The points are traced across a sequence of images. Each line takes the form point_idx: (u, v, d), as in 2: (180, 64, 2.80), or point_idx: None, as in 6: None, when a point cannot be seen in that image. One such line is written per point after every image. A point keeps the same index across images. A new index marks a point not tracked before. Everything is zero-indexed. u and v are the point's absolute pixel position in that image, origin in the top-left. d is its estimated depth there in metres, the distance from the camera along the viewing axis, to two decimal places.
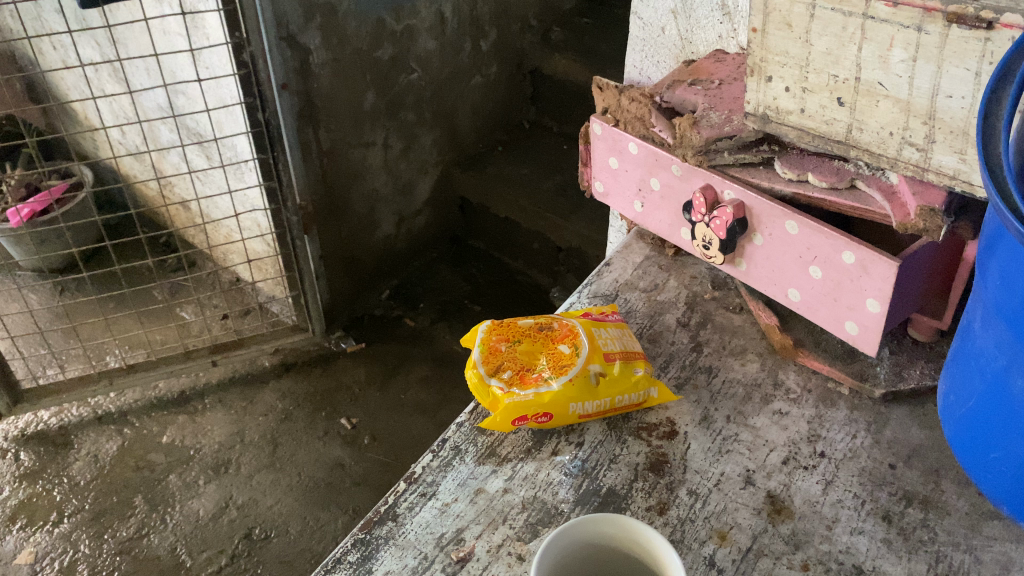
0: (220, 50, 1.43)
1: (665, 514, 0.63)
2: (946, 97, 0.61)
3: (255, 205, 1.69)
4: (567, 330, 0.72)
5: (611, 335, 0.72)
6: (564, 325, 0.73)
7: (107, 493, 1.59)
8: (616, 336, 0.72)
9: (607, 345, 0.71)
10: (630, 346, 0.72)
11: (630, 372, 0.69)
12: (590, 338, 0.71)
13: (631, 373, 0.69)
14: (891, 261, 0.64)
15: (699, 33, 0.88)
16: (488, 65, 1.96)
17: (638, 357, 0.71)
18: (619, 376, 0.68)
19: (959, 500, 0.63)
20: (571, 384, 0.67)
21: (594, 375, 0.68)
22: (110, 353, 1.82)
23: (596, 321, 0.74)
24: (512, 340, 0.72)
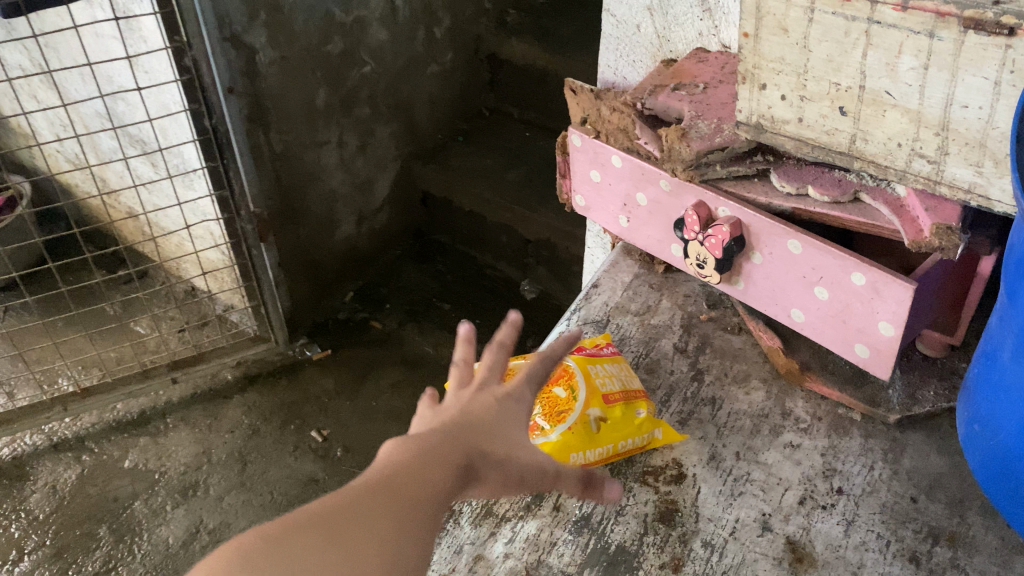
0: (160, 54, 1.34)
1: (680, 572, 0.58)
2: (961, 107, 0.55)
3: (208, 215, 1.61)
4: (562, 371, 0.68)
5: (609, 373, 0.68)
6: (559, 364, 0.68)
7: (69, 525, 1.51)
8: (614, 374, 0.68)
9: (606, 385, 0.66)
10: (629, 383, 0.68)
11: (632, 415, 0.65)
12: (587, 379, 0.66)
13: (633, 415, 0.65)
14: (907, 284, 0.59)
15: (678, 31, 0.83)
16: (443, 53, 1.88)
17: (640, 397, 0.67)
18: (621, 421, 0.65)
19: (987, 534, 0.59)
20: (570, 434, 0.63)
21: (595, 421, 0.64)
22: (62, 376, 1.73)
23: (592, 358, 0.69)
24: (504, 384, 0.67)
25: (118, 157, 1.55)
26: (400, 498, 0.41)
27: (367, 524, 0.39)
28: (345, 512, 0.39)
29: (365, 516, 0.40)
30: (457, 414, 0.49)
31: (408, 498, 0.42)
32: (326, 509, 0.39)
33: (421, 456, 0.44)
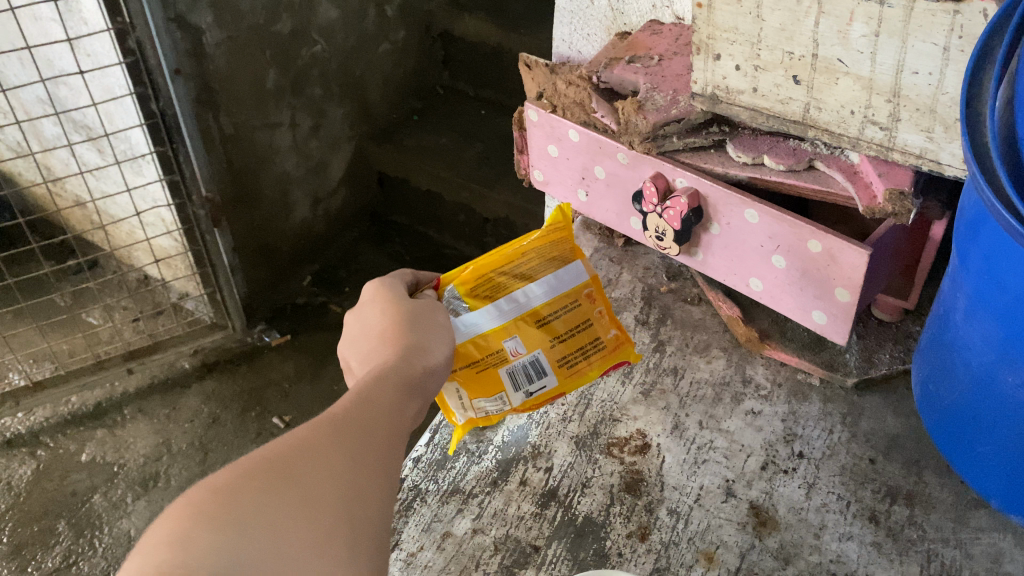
0: (102, 37, 1.30)
1: (647, 540, 0.59)
2: (911, 73, 0.56)
3: (158, 201, 1.57)
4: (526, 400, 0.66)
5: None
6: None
7: (26, 522, 1.48)
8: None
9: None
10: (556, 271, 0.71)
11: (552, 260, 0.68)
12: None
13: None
14: (862, 249, 0.60)
15: (631, 3, 0.82)
16: (395, 31, 1.86)
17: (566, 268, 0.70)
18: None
19: (943, 491, 0.61)
20: None
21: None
22: (13, 370, 1.69)
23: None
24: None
25: (62, 143, 1.51)
26: (360, 439, 0.44)
27: (332, 475, 0.42)
28: (308, 458, 0.42)
29: (328, 462, 0.42)
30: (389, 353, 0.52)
31: (370, 439, 0.45)
32: (283, 453, 0.42)
33: (366, 402, 0.47)
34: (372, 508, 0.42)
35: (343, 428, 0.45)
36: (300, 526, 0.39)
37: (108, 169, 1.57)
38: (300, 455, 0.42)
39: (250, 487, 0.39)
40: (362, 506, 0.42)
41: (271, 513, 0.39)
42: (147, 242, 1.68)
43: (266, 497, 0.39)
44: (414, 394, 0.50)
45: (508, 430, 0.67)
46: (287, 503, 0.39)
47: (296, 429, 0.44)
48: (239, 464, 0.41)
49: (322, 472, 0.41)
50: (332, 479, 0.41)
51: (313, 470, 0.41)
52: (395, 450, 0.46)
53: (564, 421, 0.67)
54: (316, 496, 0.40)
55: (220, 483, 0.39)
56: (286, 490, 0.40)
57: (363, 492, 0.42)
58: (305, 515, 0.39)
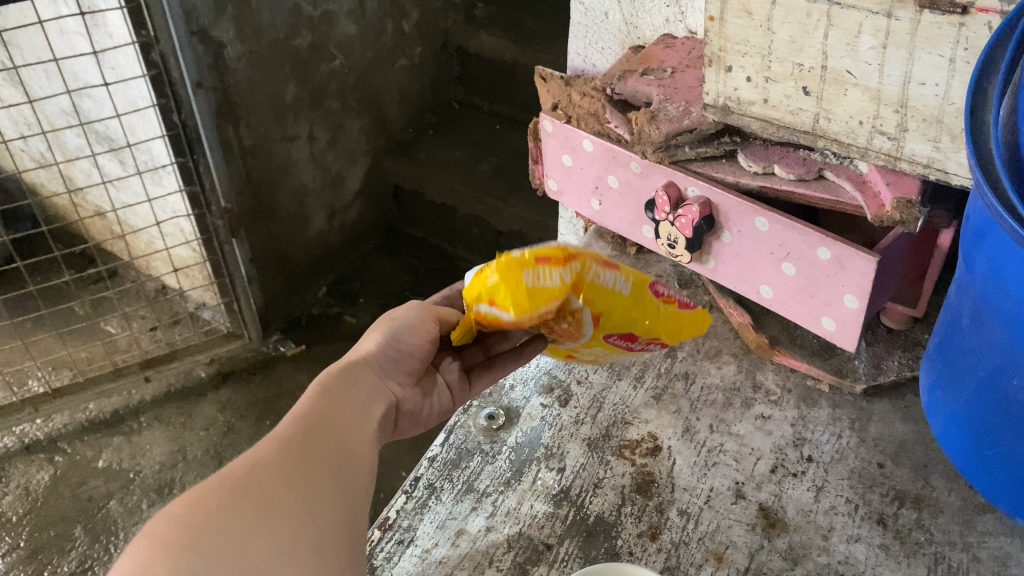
0: (126, 50, 1.33)
1: (658, 540, 0.60)
2: (918, 84, 0.57)
3: (177, 211, 1.60)
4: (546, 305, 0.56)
5: (601, 354, 0.66)
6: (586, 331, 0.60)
7: (43, 526, 1.50)
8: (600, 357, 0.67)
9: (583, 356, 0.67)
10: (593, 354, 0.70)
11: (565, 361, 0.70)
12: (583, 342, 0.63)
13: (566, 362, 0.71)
14: (870, 256, 0.61)
15: (645, 18, 0.84)
16: (411, 46, 1.88)
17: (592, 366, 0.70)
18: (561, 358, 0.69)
19: (950, 496, 0.62)
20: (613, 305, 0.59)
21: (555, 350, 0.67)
22: (32, 377, 1.72)
23: (613, 344, 0.64)
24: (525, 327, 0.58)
25: (85, 155, 1.55)
26: (313, 456, 0.49)
27: (289, 490, 0.45)
28: (263, 478, 0.45)
29: (283, 479, 0.46)
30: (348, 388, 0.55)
31: (325, 456, 0.49)
32: (239, 474, 0.45)
33: (314, 421, 0.51)
34: (333, 515, 0.46)
35: (296, 447, 0.48)
36: (265, 533, 0.42)
37: (130, 180, 1.61)
38: (255, 476, 0.45)
39: (209, 505, 0.42)
40: (323, 513, 0.45)
41: (234, 526, 0.41)
42: (166, 251, 1.71)
43: (228, 514, 0.42)
44: (366, 410, 0.55)
45: (522, 432, 0.69)
46: (251, 515, 0.42)
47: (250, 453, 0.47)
48: (195, 491, 0.44)
49: (280, 488, 0.45)
50: (290, 492, 0.45)
51: (269, 487, 0.45)
52: (351, 463, 0.50)
53: (577, 423, 0.69)
54: (277, 509, 0.44)
55: (176, 509, 0.42)
56: (247, 503, 0.43)
57: (321, 501, 0.46)
58: (269, 524, 0.42)
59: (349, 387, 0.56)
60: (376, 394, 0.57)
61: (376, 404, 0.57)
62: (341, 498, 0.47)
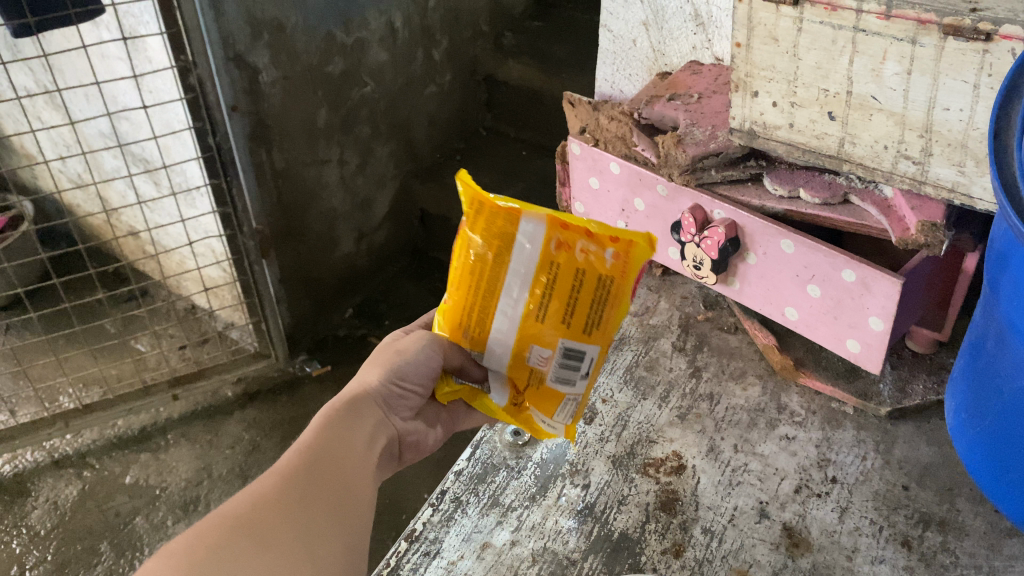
0: (165, 74, 1.37)
1: (681, 557, 0.60)
2: (943, 109, 0.57)
3: (209, 232, 1.64)
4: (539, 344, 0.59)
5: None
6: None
7: (70, 541, 1.52)
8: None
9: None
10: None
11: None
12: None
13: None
14: (895, 279, 0.62)
15: (672, 45, 0.86)
16: (441, 74, 1.92)
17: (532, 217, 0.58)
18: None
19: (976, 520, 0.62)
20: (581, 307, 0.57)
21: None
22: (64, 393, 1.76)
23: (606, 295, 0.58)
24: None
25: (122, 176, 1.59)
26: (316, 492, 0.51)
27: (289, 532, 0.48)
28: (263, 518, 0.48)
29: (285, 520, 0.49)
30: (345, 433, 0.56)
31: (326, 493, 0.51)
32: (242, 513, 0.48)
33: (320, 453, 0.53)
34: (331, 561, 0.49)
35: (300, 484, 0.51)
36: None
37: (164, 201, 1.65)
38: (257, 516, 0.48)
39: (210, 547, 0.45)
40: (322, 554, 0.49)
41: (234, 567, 0.45)
42: (197, 271, 1.75)
43: (228, 556, 0.45)
44: (369, 444, 0.57)
45: (547, 448, 0.70)
46: (250, 559, 0.46)
47: (255, 487, 0.50)
48: (202, 525, 0.47)
49: (280, 529, 0.48)
50: (287, 538, 0.48)
51: (269, 529, 0.48)
52: (353, 498, 0.53)
53: (602, 440, 0.70)
54: (276, 552, 0.47)
55: (181, 542, 0.46)
56: (248, 545, 0.46)
57: (322, 542, 0.49)
58: (267, 566, 0.46)
59: (352, 420, 0.58)
60: (381, 430, 0.59)
61: (378, 440, 0.58)
62: (339, 535, 0.50)
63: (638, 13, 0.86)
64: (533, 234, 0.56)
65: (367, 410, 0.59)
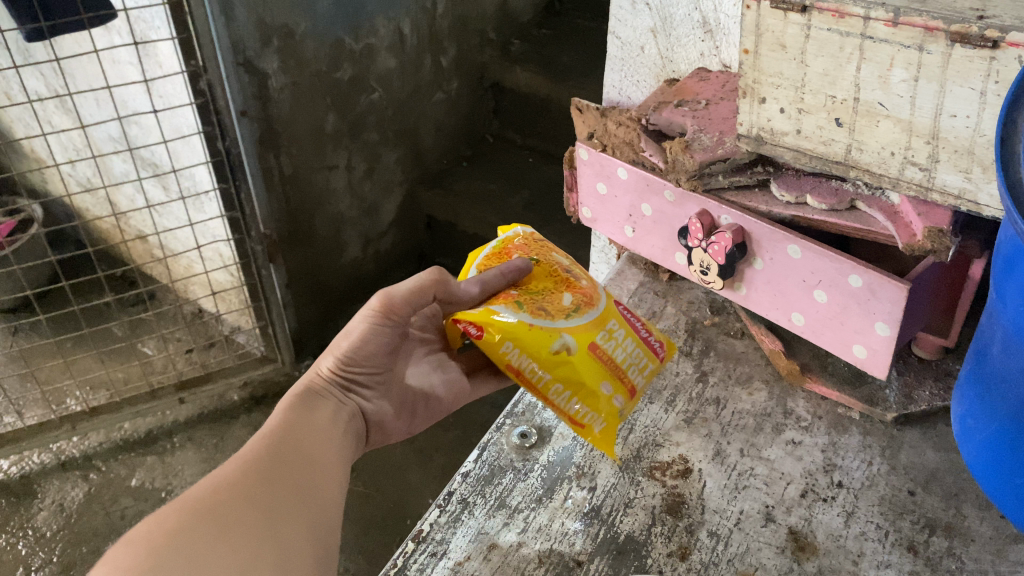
0: (175, 79, 1.38)
1: (687, 560, 0.61)
2: (950, 116, 0.57)
3: (217, 236, 1.65)
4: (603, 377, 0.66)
5: (624, 348, 0.68)
6: (602, 292, 0.70)
7: (76, 543, 1.52)
8: (627, 360, 0.68)
9: (609, 348, 0.66)
10: (620, 372, 0.67)
11: (598, 379, 0.65)
12: (601, 322, 0.67)
13: (599, 389, 0.65)
14: (902, 284, 0.62)
15: (681, 52, 0.86)
16: (449, 81, 1.93)
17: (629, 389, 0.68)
18: (587, 363, 0.64)
19: (982, 525, 0.62)
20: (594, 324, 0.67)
21: (576, 338, 0.64)
22: (71, 395, 1.77)
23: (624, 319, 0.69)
24: (530, 254, 0.73)
25: (131, 180, 1.60)
26: (275, 479, 0.56)
27: (250, 514, 0.52)
28: (224, 502, 0.52)
29: (244, 503, 0.53)
30: (305, 427, 0.63)
31: (284, 480, 0.56)
32: (203, 498, 0.52)
33: (275, 447, 0.59)
34: (293, 531, 0.54)
35: (258, 474, 0.56)
36: (228, 550, 0.49)
37: (173, 205, 1.66)
38: (219, 500, 0.52)
39: (175, 528, 0.49)
40: (285, 533, 0.53)
41: (201, 544, 0.49)
42: (204, 275, 1.76)
43: (195, 532, 0.49)
44: (329, 433, 0.64)
45: (554, 450, 0.70)
46: (214, 534, 0.50)
47: (216, 477, 0.55)
48: (164, 513, 0.51)
49: (242, 509, 0.52)
50: (251, 516, 0.52)
51: (230, 511, 0.52)
52: (313, 483, 0.58)
53: None
54: (240, 529, 0.51)
55: (145, 528, 0.49)
56: (212, 524, 0.51)
57: (284, 520, 0.54)
58: (232, 543, 0.50)
59: (311, 411, 0.65)
60: (339, 409, 0.67)
61: (334, 426, 0.65)
62: (300, 510, 0.55)
63: (646, 20, 0.87)
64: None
65: (316, 396, 0.66)
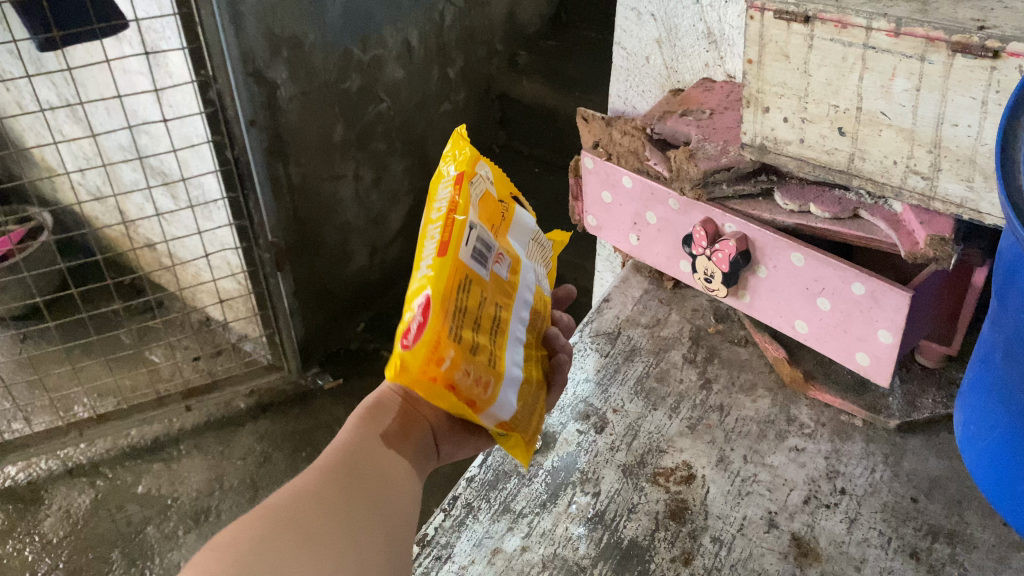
0: (185, 88, 1.40)
1: (691, 565, 0.61)
2: (951, 125, 0.57)
3: (225, 244, 1.67)
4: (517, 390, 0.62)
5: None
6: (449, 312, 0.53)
7: (82, 549, 1.53)
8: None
9: None
10: None
11: None
12: None
13: None
14: (904, 292, 0.62)
15: (685, 62, 0.87)
16: (456, 92, 1.94)
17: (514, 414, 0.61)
18: None
19: (984, 532, 0.62)
20: None
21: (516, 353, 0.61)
22: (78, 402, 1.78)
23: None
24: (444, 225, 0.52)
25: (140, 188, 1.62)
26: (352, 487, 0.52)
27: (328, 523, 0.49)
28: (304, 511, 0.49)
29: (323, 513, 0.50)
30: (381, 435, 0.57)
31: (363, 489, 0.53)
32: (281, 507, 0.50)
33: (352, 454, 0.55)
34: (373, 544, 0.50)
35: (336, 480, 0.52)
36: (305, 561, 0.46)
37: (181, 213, 1.68)
38: (297, 507, 0.50)
39: (253, 538, 0.47)
40: (364, 548, 0.49)
41: (278, 556, 0.46)
42: (212, 283, 1.77)
43: (271, 543, 0.47)
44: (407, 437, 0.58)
45: (558, 456, 0.71)
46: (292, 547, 0.47)
47: (293, 483, 0.52)
48: (241, 520, 0.49)
49: (322, 519, 0.49)
50: (329, 526, 0.49)
51: (311, 522, 0.49)
52: (392, 491, 0.54)
53: (612, 449, 0.71)
54: (318, 540, 0.48)
55: (226, 537, 0.47)
56: (292, 533, 0.48)
57: (362, 532, 0.50)
58: (310, 556, 0.47)
59: (387, 415, 0.59)
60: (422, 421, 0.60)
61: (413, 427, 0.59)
62: (379, 523, 0.51)
63: (651, 30, 0.88)
64: (504, 404, 0.51)
65: (385, 404, 0.59)
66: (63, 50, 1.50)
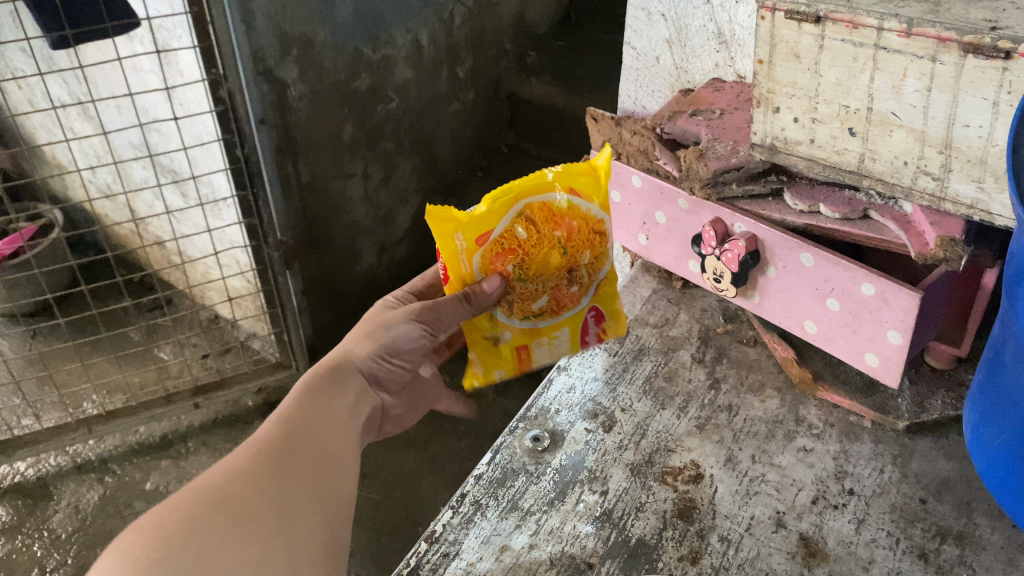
0: (196, 87, 1.41)
1: (698, 564, 0.61)
2: (963, 126, 0.57)
3: (234, 242, 1.68)
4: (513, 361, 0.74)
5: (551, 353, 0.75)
6: (580, 302, 0.74)
7: (90, 545, 1.53)
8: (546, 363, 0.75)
9: (535, 351, 0.74)
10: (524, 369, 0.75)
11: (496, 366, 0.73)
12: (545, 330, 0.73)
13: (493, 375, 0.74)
14: (913, 293, 0.62)
15: (695, 63, 0.87)
16: (465, 92, 1.95)
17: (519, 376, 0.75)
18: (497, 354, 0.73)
19: (993, 534, 0.62)
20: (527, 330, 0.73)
21: (515, 336, 0.72)
22: (87, 399, 1.80)
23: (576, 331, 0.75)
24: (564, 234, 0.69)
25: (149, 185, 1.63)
26: (288, 465, 0.55)
27: (261, 503, 0.52)
28: (234, 496, 0.51)
29: (256, 492, 0.52)
30: (326, 414, 0.62)
31: (300, 467, 0.56)
32: (216, 486, 0.52)
33: (291, 429, 0.58)
34: (305, 522, 0.53)
35: (270, 459, 0.55)
36: (235, 541, 0.49)
37: (191, 211, 1.69)
38: (230, 486, 0.52)
39: (184, 519, 0.48)
40: (297, 525, 0.52)
41: (207, 535, 0.48)
42: (221, 281, 1.79)
43: (202, 522, 0.49)
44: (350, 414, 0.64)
45: (566, 454, 0.71)
46: (222, 528, 0.49)
47: (230, 462, 0.55)
48: (174, 498, 0.50)
49: (254, 502, 0.52)
50: (262, 505, 0.52)
51: (240, 508, 0.51)
52: (327, 467, 0.57)
53: (620, 448, 0.71)
54: (250, 522, 0.50)
55: (157, 517, 0.48)
56: (226, 511, 0.50)
57: (296, 514, 0.53)
58: (242, 536, 0.49)
59: (335, 392, 0.64)
60: (361, 397, 0.66)
61: (358, 406, 0.65)
62: (314, 500, 0.55)
63: (661, 30, 0.88)
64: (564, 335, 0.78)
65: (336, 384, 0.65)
66: (74, 48, 1.51)
